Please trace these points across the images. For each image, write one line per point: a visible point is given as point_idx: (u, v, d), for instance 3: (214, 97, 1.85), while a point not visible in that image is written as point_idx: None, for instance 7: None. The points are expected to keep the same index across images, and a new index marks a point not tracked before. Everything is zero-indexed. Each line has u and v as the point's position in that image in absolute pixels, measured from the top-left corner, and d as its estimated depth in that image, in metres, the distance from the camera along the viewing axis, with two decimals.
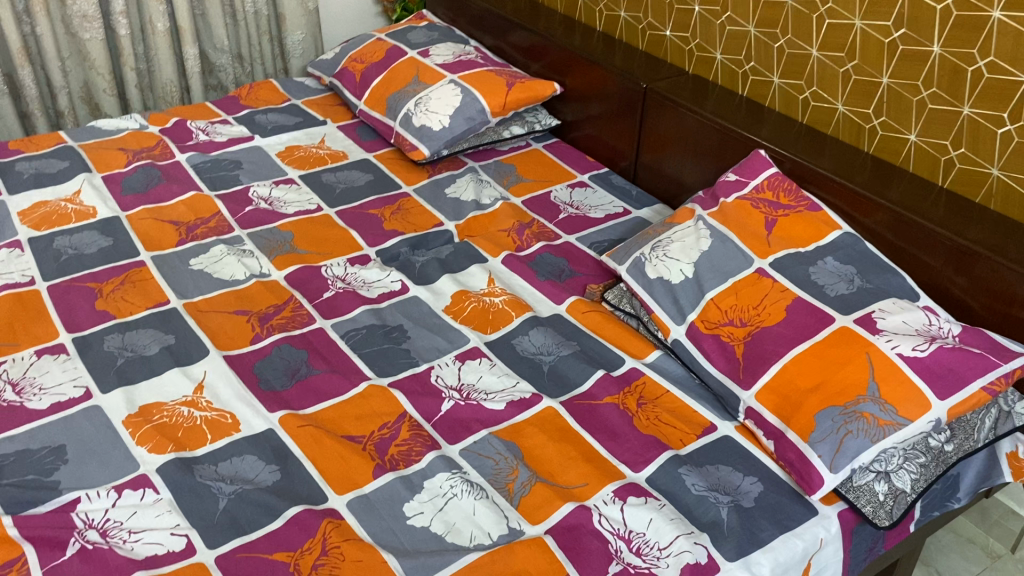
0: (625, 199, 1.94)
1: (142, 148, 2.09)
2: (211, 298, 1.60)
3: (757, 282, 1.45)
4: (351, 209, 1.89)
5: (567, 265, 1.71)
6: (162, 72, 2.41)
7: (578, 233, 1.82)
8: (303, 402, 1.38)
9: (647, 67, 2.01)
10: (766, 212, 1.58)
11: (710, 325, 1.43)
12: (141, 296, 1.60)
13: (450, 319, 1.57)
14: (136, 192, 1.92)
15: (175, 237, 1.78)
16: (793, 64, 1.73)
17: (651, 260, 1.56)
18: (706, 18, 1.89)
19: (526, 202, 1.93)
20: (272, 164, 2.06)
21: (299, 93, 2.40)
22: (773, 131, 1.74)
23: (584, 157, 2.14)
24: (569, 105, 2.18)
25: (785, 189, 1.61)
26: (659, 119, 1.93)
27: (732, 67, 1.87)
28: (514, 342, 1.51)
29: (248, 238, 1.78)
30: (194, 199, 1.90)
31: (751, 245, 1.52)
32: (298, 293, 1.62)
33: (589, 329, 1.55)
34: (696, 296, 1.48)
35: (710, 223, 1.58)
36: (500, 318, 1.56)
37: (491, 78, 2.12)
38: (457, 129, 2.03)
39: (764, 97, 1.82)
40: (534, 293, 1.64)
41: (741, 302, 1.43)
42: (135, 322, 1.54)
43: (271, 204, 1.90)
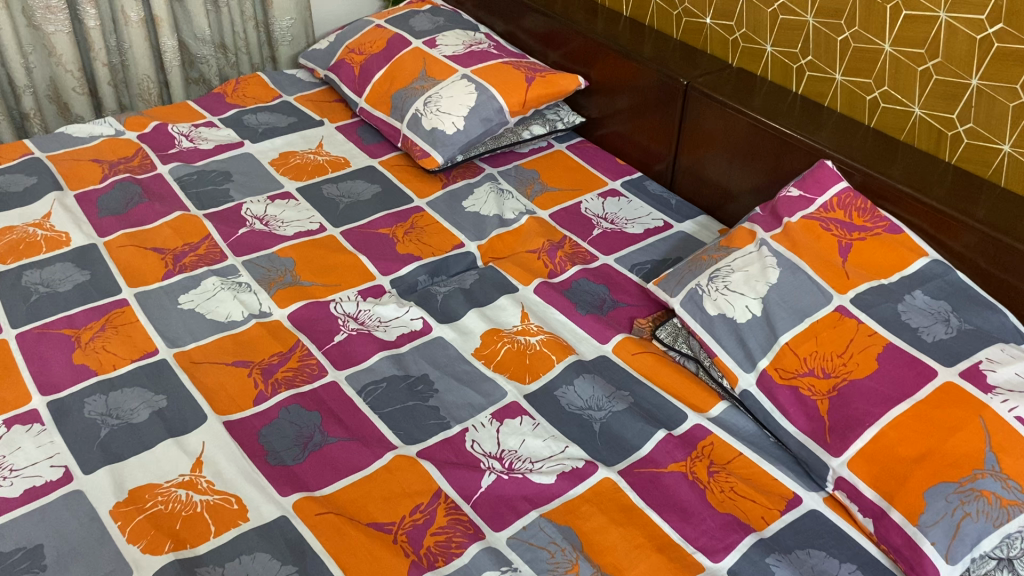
0: (664, 211, 1.75)
1: (118, 158, 1.87)
2: (206, 346, 1.40)
3: (839, 324, 1.26)
4: (359, 228, 1.68)
5: (608, 294, 1.52)
6: (138, 66, 2.17)
7: (616, 253, 1.62)
8: (320, 480, 1.18)
9: (685, 59, 1.80)
10: (839, 235, 1.38)
11: (787, 375, 1.25)
12: (125, 346, 1.40)
13: (482, 365, 1.37)
14: (114, 214, 1.70)
15: (161, 268, 1.57)
16: (859, 60, 1.52)
17: (710, 295, 1.37)
18: (755, 6, 1.67)
19: (554, 215, 1.73)
20: (266, 174, 1.84)
21: (291, 88, 2.17)
22: (837, 137, 1.53)
23: (613, 159, 1.93)
24: (594, 100, 1.97)
25: (859, 207, 1.42)
26: (701, 119, 1.72)
27: (786, 61, 1.66)
28: (558, 394, 1.32)
29: (244, 268, 1.57)
30: (180, 221, 1.68)
31: (828, 277, 1.32)
32: (305, 336, 1.42)
33: (642, 375, 1.36)
34: (767, 340, 1.29)
35: (776, 248, 1.39)
36: (539, 363, 1.37)
37: (508, 72, 1.90)
38: (473, 132, 1.82)
39: (823, 96, 1.61)
40: (574, 331, 1.44)
41: (823, 349, 1.24)
42: (119, 380, 1.33)
43: (268, 224, 1.69)
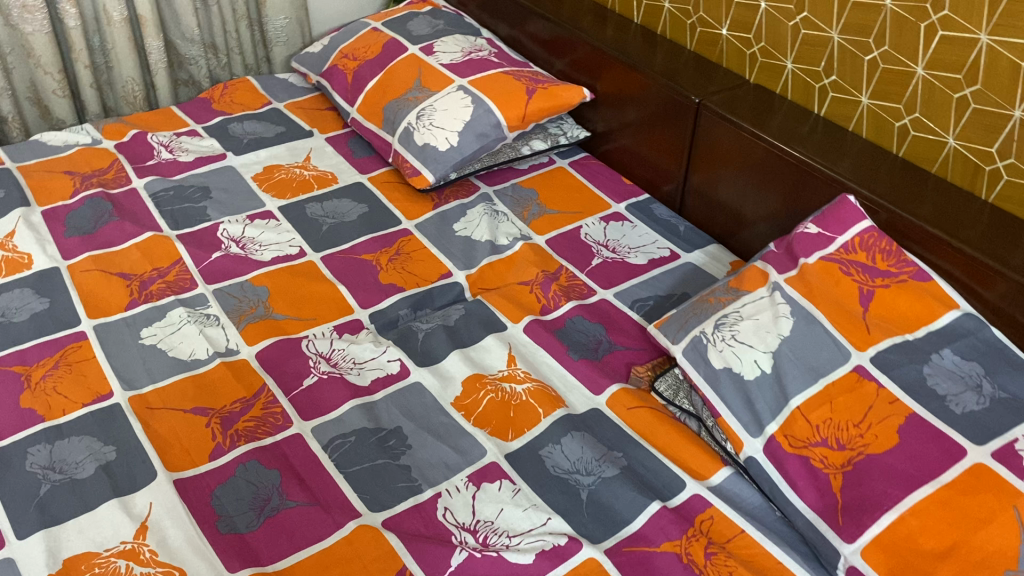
0: (671, 238, 1.61)
1: (93, 170, 1.76)
2: (165, 389, 1.29)
3: (856, 388, 1.13)
4: (340, 253, 1.56)
5: (604, 335, 1.39)
6: (121, 68, 2.06)
7: (616, 287, 1.49)
8: (274, 552, 1.07)
9: (698, 74, 1.66)
10: (860, 281, 1.25)
11: (797, 444, 1.12)
12: (78, 387, 1.29)
13: (462, 417, 1.25)
14: (81, 234, 1.59)
15: (125, 296, 1.46)
16: (888, 83, 1.38)
17: (716, 346, 1.24)
18: (775, 17, 1.52)
19: (551, 241, 1.60)
20: (247, 191, 1.73)
21: (281, 93, 2.05)
22: (861, 169, 1.39)
23: (618, 178, 1.80)
24: (601, 114, 1.83)
25: (883, 249, 1.28)
26: (714, 140, 1.58)
27: (807, 79, 1.51)
28: (542, 454, 1.19)
29: (213, 298, 1.46)
30: (151, 243, 1.58)
31: (846, 332, 1.19)
32: (272, 379, 1.31)
33: (637, 433, 1.23)
34: (776, 401, 1.16)
35: (789, 294, 1.25)
36: (524, 416, 1.24)
37: (507, 83, 1.77)
38: (468, 148, 1.69)
39: (847, 119, 1.47)
40: (565, 377, 1.32)
41: (838, 417, 1.11)
42: (67, 427, 1.23)
43: (244, 247, 1.58)
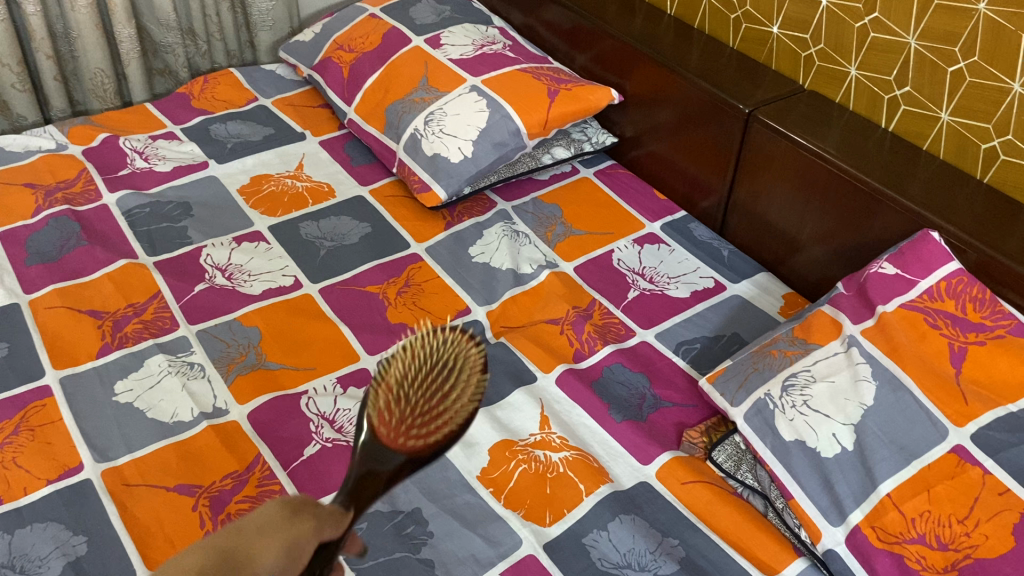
0: (714, 264, 1.45)
1: (57, 182, 1.55)
2: (143, 461, 1.11)
3: (957, 474, 0.97)
4: (341, 284, 1.38)
5: (648, 388, 1.22)
6: (89, 58, 1.85)
7: (657, 327, 1.32)
8: None
9: (744, 77, 1.47)
10: (950, 335, 1.08)
11: (889, 540, 0.96)
12: (41, 459, 1.10)
13: (491, 496, 1.08)
14: (45, 261, 1.39)
15: (97, 340, 1.27)
16: (975, 99, 1.20)
17: (785, 413, 1.06)
18: (838, 17, 1.34)
19: (580, 269, 1.42)
20: (232, 206, 1.53)
21: (270, 89, 1.85)
22: (941, 197, 1.21)
23: (650, 191, 1.62)
24: (629, 117, 1.64)
25: (974, 297, 1.11)
26: (763, 156, 1.40)
27: (875, 89, 1.33)
28: (587, 543, 1.03)
29: (197, 342, 1.27)
30: (125, 272, 1.38)
31: (939, 401, 1.03)
32: (268, 447, 1.13)
33: (694, 514, 1.07)
34: (861, 486, 1.00)
35: (869, 352, 1.09)
36: (564, 493, 1.08)
37: (527, 83, 1.58)
38: (484, 160, 1.50)
39: (922, 136, 1.29)
40: (607, 443, 1.15)
41: (938, 510, 0.95)
42: (29, 511, 1.04)
43: (231, 277, 1.39)
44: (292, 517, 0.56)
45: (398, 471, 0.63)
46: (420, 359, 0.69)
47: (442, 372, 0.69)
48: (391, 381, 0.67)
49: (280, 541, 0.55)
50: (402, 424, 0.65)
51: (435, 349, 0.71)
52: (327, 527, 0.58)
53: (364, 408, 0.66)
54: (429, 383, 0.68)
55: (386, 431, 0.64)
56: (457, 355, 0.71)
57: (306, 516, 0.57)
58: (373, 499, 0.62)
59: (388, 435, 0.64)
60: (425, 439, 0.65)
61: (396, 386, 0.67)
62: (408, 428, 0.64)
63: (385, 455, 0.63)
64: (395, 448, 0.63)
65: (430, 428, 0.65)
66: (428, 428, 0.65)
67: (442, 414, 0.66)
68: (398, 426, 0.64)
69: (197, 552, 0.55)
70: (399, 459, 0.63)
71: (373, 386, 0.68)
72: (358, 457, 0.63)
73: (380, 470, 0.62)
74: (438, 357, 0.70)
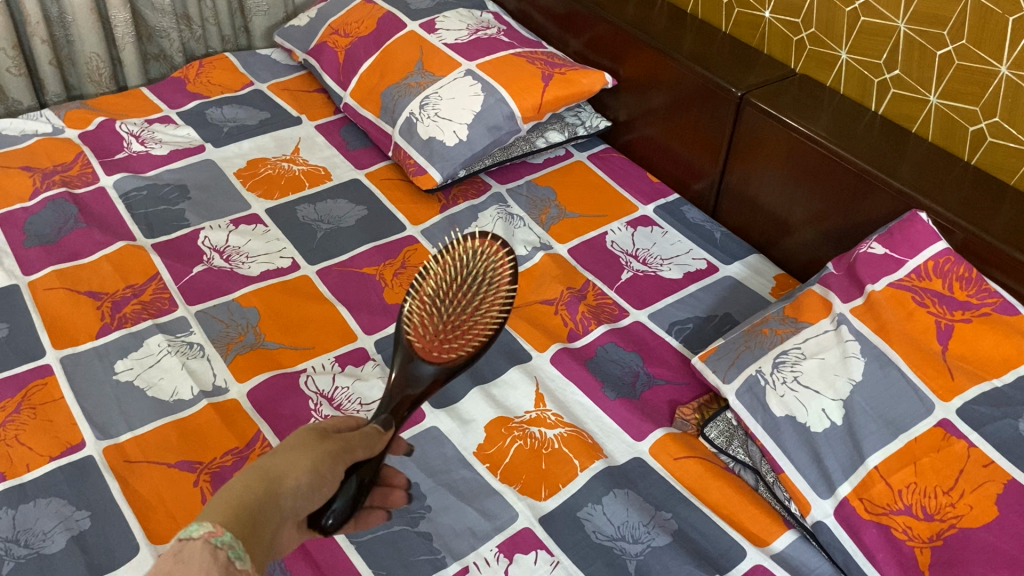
0: (706, 246, 1.47)
1: (54, 165, 1.56)
2: (144, 438, 1.12)
3: (942, 447, 1.00)
4: (338, 266, 1.40)
5: (641, 366, 1.24)
6: (84, 43, 1.85)
7: (650, 307, 1.34)
8: None
9: (736, 61, 1.49)
10: (937, 313, 1.10)
11: (877, 511, 0.98)
12: (44, 436, 1.11)
13: (487, 471, 1.10)
14: (43, 243, 1.40)
15: (96, 320, 1.28)
16: (962, 82, 1.22)
17: (775, 389, 1.09)
18: (829, 2, 1.35)
19: (574, 251, 1.44)
20: (229, 189, 1.54)
21: (265, 74, 1.86)
22: (929, 179, 1.23)
23: (643, 174, 1.64)
24: (622, 101, 1.66)
25: (960, 276, 1.13)
26: (755, 138, 1.42)
27: (865, 72, 1.35)
28: (581, 516, 1.05)
29: (196, 322, 1.29)
30: (123, 254, 1.39)
31: (926, 377, 1.05)
32: (267, 425, 1.14)
33: (686, 488, 1.09)
34: (850, 459, 1.02)
35: (858, 330, 1.11)
36: (559, 469, 1.10)
37: (521, 68, 1.59)
38: (479, 143, 1.51)
39: (911, 118, 1.31)
40: (601, 420, 1.17)
41: (924, 482, 0.98)
42: (32, 487, 1.06)
43: (228, 259, 1.40)
44: (323, 437, 0.70)
45: (431, 383, 0.80)
46: (449, 274, 0.85)
47: (472, 288, 0.85)
48: (425, 294, 0.85)
49: (318, 455, 0.68)
50: (435, 339, 0.82)
51: (467, 264, 0.87)
52: (357, 445, 0.72)
53: (403, 321, 0.84)
54: (458, 295, 0.84)
55: (421, 342, 0.82)
56: (486, 268, 0.88)
57: (334, 436, 0.71)
58: (410, 405, 0.81)
59: (423, 348, 0.81)
60: (454, 352, 0.81)
61: (429, 301, 0.84)
62: (438, 343, 0.82)
63: (419, 364, 0.80)
64: (426, 361, 0.80)
65: (458, 338, 0.82)
66: (458, 338, 0.82)
67: (469, 322, 0.83)
68: (431, 340, 0.82)
69: (243, 475, 0.64)
70: (431, 371, 0.80)
71: (409, 299, 0.85)
72: (398, 370, 0.81)
73: (411, 393, 0.80)
74: (471, 271, 0.87)
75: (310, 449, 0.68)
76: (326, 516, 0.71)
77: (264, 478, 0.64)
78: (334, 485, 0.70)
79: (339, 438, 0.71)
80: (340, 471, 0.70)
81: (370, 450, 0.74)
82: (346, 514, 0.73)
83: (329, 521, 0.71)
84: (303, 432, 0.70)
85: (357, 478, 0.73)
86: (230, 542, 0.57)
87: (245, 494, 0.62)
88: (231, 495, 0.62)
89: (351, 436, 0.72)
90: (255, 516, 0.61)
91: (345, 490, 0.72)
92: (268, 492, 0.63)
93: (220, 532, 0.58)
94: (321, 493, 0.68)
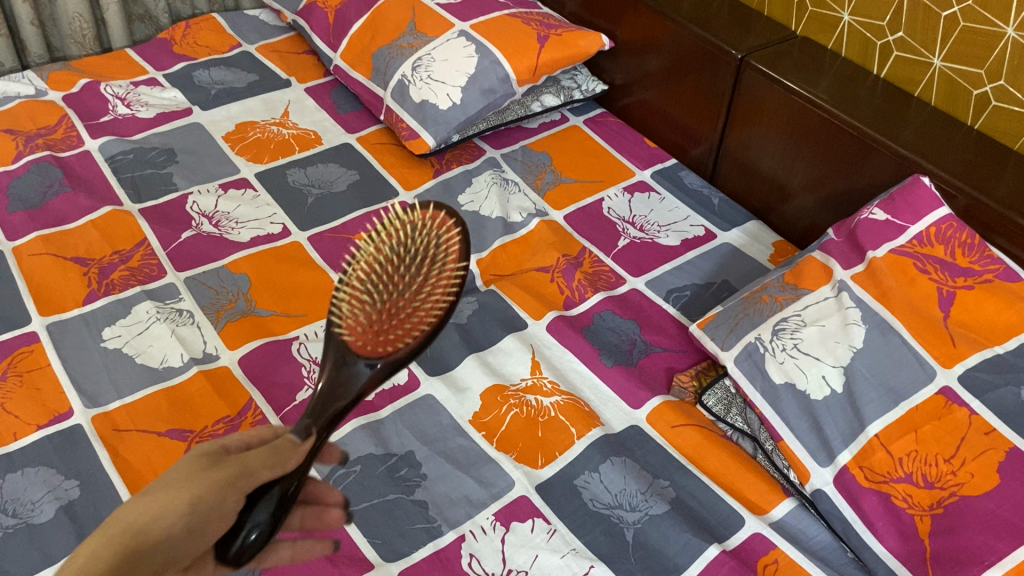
0: (704, 212, 1.45)
1: (38, 128, 1.52)
2: (134, 406, 1.10)
3: (944, 415, 0.99)
4: (330, 232, 1.37)
5: (638, 334, 1.23)
6: (66, 3, 1.80)
7: (647, 274, 1.32)
8: None
9: (736, 23, 1.46)
10: (939, 279, 1.08)
11: (877, 479, 0.97)
12: (31, 405, 1.09)
13: (483, 439, 1.08)
14: (28, 207, 1.37)
15: (84, 287, 1.26)
16: (967, 44, 1.19)
17: (775, 356, 1.07)
18: None
19: (570, 217, 1.42)
20: (217, 153, 1.51)
21: (254, 35, 1.82)
22: (931, 143, 1.21)
23: (640, 139, 1.61)
24: (619, 64, 1.63)
25: (963, 242, 1.11)
26: (755, 103, 1.39)
27: (868, 35, 1.32)
28: (578, 484, 1.04)
29: (185, 288, 1.26)
30: (110, 219, 1.36)
31: (927, 344, 1.04)
32: (260, 392, 1.12)
33: (684, 456, 1.08)
34: (850, 427, 1.01)
35: (859, 296, 1.09)
36: (556, 437, 1.08)
37: (516, 29, 1.55)
38: (473, 106, 1.48)
39: (913, 82, 1.29)
40: (598, 388, 1.15)
41: (925, 450, 0.97)
42: (20, 457, 1.03)
43: (217, 224, 1.37)
44: (208, 468, 0.64)
45: (366, 383, 0.71)
46: (383, 258, 0.74)
47: (413, 269, 0.74)
48: (356, 283, 0.73)
49: (190, 496, 0.61)
50: (370, 332, 0.72)
51: (406, 243, 0.75)
52: (257, 467, 0.64)
53: (334, 314, 0.74)
54: (394, 279, 0.73)
55: (356, 339, 0.72)
56: (428, 246, 0.76)
57: (231, 459, 0.64)
58: (343, 409, 0.71)
59: (358, 344, 0.71)
60: (394, 344, 0.71)
61: (360, 288, 0.73)
62: (374, 336, 0.71)
63: (354, 368, 0.71)
64: (361, 359, 0.71)
65: (396, 329, 0.72)
66: (396, 327, 0.72)
67: (409, 309, 0.72)
68: (367, 333, 0.72)
69: (101, 534, 0.60)
70: (366, 372, 0.70)
71: (338, 290, 0.74)
72: (327, 375, 0.71)
73: (337, 403, 0.70)
74: (411, 250, 0.75)
75: (186, 487, 0.62)
76: (243, 536, 0.65)
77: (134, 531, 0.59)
78: (234, 513, 0.64)
79: (234, 461, 0.64)
80: (235, 500, 0.63)
81: (278, 467, 0.65)
82: (272, 528, 0.67)
83: (253, 537, 0.66)
84: (191, 463, 0.64)
85: (276, 492, 0.67)
86: None
87: (90, 563, 0.58)
88: (72, 565, 0.57)
89: (259, 450, 0.65)
90: None
91: (262, 505, 0.66)
92: (122, 554, 0.59)
93: None
94: (211, 530, 0.63)
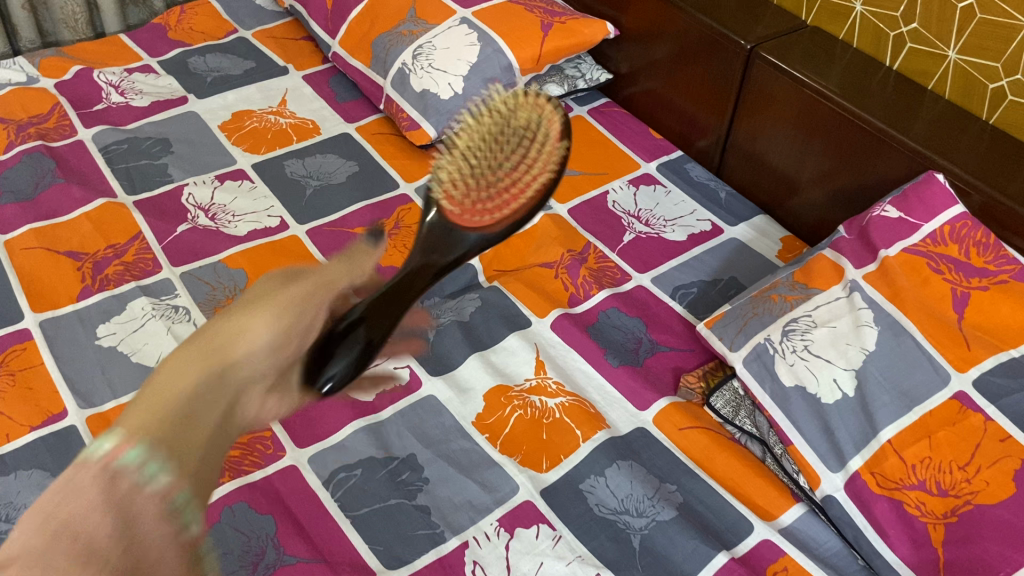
0: (710, 206, 1.42)
1: (29, 117, 1.49)
2: None
3: (958, 420, 0.96)
4: (328, 226, 1.34)
5: (644, 332, 1.20)
6: None
7: (653, 271, 1.29)
8: None
9: (744, 11, 1.42)
10: (953, 280, 1.06)
11: (889, 486, 0.95)
12: (24, 405, 1.06)
13: (486, 442, 1.06)
14: (19, 199, 1.34)
15: (77, 282, 1.23)
16: (984, 36, 1.16)
17: (785, 358, 1.05)
18: None
19: (574, 211, 1.39)
20: (213, 143, 1.48)
21: (250, 20, 1.78)
22: (945, 138, 1.18)
23: (645, 129, 1.58)
24: (624, 53, 1.59)
25: (978, 241, 1.09)
26: (763, 94, 1.36)
27: (880, 26, 1.29)
28: (584, 489, 1.02)
29: (181, 284, 1.24)
30: (104, 211, 1.33)
31: (941, 346, 1.01)
32: None
33: (691, 460, 1.06)
34: (861, 432, 0.99)
35: (872, 297, 1.07)
36: (561, 439, 1.06)
37: (519, 17, 1.52)
38: (475, 96, 1.45)
39: (927, 75, 1.26)
40: (604, 389, 1.13)
41: (939, 457, 0.95)
42: (12, 459, 1.01)
43: (214, 217, 1.34)
44: (287, 283, 0.69)
45: (468, 251, 0.75)
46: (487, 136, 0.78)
47: (512, 146, 0.79)
48: (459, 147, 0.79)
49: (274, 318, 0.65)
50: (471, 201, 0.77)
51: (505, 124, 0.80)
52: (336, 277, 0.71)
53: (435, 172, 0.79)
54: (496, 151, 0.78)
55: (457, 209, 0.76)
56: (529, 131, 0.80)
57: (307, 274, 0.70)
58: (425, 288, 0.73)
59: (454, 214, 0.76)
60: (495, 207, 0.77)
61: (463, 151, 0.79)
62: (475, 205, 0.77)
63: (456, 232, 0.75)
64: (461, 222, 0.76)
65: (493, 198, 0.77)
66: (495, 198, 0.77)
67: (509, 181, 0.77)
68: (465, 203, 0.77)
69: (185, 352, 0.60)
70: (472, 241, 0.75)
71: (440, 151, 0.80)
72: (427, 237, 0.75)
73: (435, 261, 0.74)
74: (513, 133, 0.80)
75: (265, 312, 0.65)
76: (327, 376, 0.66)
77: (201, 369, 0.59)
78: (314, 336, 0.68)
79: (315, 275, 0.70)
80: (318, 315, 0.68)
81: (352, 279, 0.72)
82: (350, 376, 0.67)
83: (331, 383, 0.66)
84: (269, 282, 0.70)
85: (363, 336, 0.67)
86: (140, 459, 0.50)
87: (184, 388, 0.57)
88: (161, 384, 0.56)
89: (329, 265, 0.72)
90: (194, 400, 0.57)
91: (340, 356, 0.66)
92: (212, 375, 0.59)
93: (130, 449, 0.51)
94: (287, 352, 0.66)
